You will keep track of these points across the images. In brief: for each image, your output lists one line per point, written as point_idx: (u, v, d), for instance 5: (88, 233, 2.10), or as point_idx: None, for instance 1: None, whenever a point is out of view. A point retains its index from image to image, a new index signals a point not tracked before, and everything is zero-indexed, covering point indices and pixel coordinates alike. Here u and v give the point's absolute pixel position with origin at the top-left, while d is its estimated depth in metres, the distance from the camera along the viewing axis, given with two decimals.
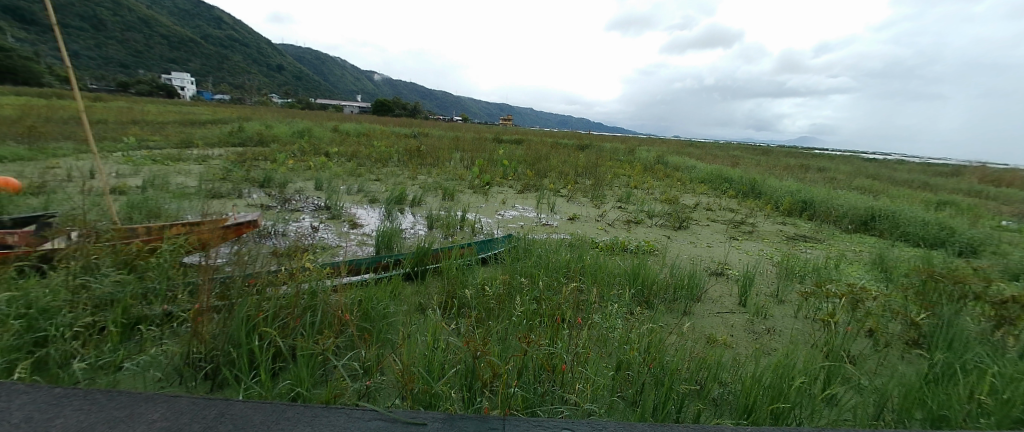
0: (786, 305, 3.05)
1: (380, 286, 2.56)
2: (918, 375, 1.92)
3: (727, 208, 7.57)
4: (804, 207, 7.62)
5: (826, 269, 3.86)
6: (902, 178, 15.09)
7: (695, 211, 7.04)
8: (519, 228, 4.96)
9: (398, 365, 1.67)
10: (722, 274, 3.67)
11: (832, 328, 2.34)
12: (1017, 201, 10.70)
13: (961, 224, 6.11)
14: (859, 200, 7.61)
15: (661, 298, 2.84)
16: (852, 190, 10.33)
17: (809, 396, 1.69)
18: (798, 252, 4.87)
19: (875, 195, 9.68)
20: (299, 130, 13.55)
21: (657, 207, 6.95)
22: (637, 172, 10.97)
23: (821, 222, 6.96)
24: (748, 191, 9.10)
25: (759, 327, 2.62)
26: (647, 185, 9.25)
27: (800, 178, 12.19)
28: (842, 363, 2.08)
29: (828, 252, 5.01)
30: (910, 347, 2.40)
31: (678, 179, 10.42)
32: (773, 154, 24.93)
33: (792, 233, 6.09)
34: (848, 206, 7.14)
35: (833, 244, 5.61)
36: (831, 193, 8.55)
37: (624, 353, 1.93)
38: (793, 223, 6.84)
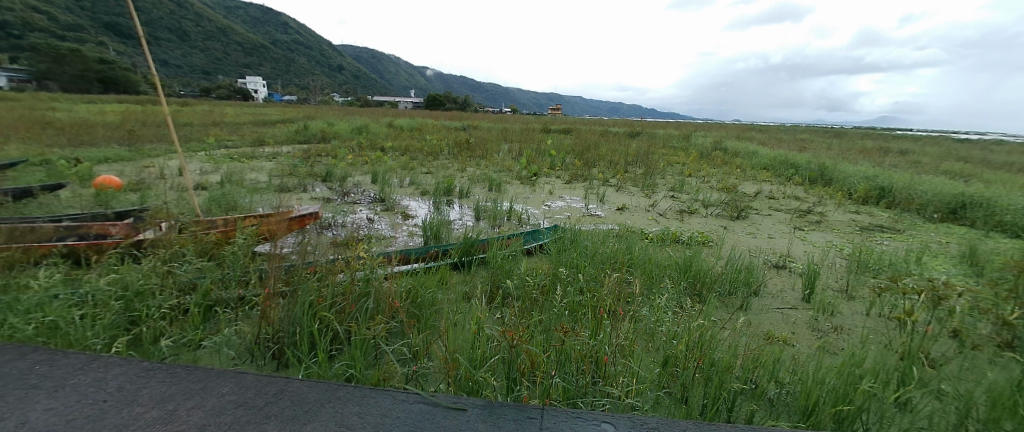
0: (858, 302, 2.77)
1: (428, 275, 2.65)
2: (1013, 381, 1.67)
3: (792, 196, 6.99)
4: (883, 194, 6.84)
5: (908, 263, 3.44)
6: (1005, 159, 13.10)
7: (754, 199, 6.57)
8: (563, 219, 4.91)
9: (443, 351, 1.75)
10: (784, 267, 3.40)
11: (911, 327, 2.11)
12: None
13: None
14: (953, 186, 6.67)
15: (714, 290, 2.70)
16: (942, 174, 9.12)
17: (879, 401, 1.55)
18: (874, 244, 4.39)
19: (970, 180, 8.48)
20: (354, 126, 14.33)
21: (712, 195, 6.57)
22: (689, 160, 10.39)
23: (902, 211, 6.23)
24: (815, 178, 8.31)
25: (824, 324, 2.40)
26: (702, 172, 8.77)
27: (878, 162, 10.95)
28: (924, 367, 1.87)
29: (910, 244, 4.48)
30: (1002, 351, 2.08)
31: (736, 166, 9.77)
32: (847, 137, 22.53)
33: (868, 223, 5.50)
34: (936, 193, 6.31)
35: (917, 235, 4.99)
36: (917, 178, 7.58)
37: (672, 348, 1.86)
38: (868, 212, 6.17)
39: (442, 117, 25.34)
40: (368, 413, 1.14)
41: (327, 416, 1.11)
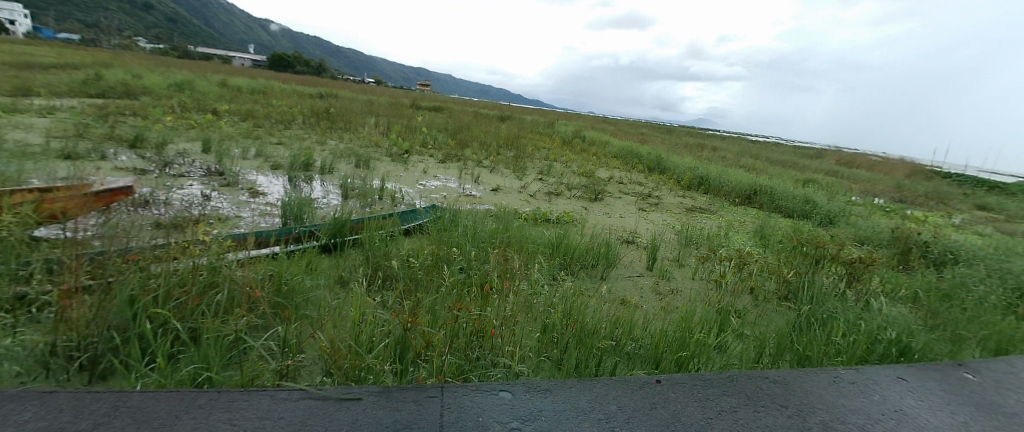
0: (686, 269, 3.41)
1: (294, 260, 2.37)
2: (789, 324, 2.27)
3: (637, 182, 8.21)
4: (701, 182, 8.51)
5: (719, 237, 4.37)
6: (779, 158, 17.56)
7: (609, 184, 7.51)
8: (441, 200, 4.88)
9: (324, 341, 1.65)
10: (632, 242, 4.00)
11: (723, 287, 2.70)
12: (858, 179, 12.97)
13: (814, 197, 7.34)
14: (745, 177, 8.68)
15: (580, 263, 3.03)
16: (738, 167, 11.79)
17: (705, 346, 1.93)
18: (693, 222, 5.47)
19: (756, 172, 11.15)
20: (191, 83, 11.69)
21: (575, 179, 7.30)
22: (560, 148, 11.31)
23: (713, 195, 7.86)
24: (654, 167, 9.91)
25: (664, 288, 2.92)
26: (565, 158, 9.68)
27: (699, 156, 13.61)
28: (732, 316, 2.42)
29: (718, 222, 5.70)
30: (782, 302, 2.78)
31: (592, 153, 11.09)
32: (683, 134, 27.31)
33: (691, 205, 6.81)
34: (735, 182, 8.11)
35: (722, 215, 6.37)
36: (723, 170, 9.65)
37: (550, 318, 2.07)
38: (691, 196, 7.65)
39: (311, 84, 22.40)
40: (243, 418, 1.10)
41: (188, 427, 1.03)
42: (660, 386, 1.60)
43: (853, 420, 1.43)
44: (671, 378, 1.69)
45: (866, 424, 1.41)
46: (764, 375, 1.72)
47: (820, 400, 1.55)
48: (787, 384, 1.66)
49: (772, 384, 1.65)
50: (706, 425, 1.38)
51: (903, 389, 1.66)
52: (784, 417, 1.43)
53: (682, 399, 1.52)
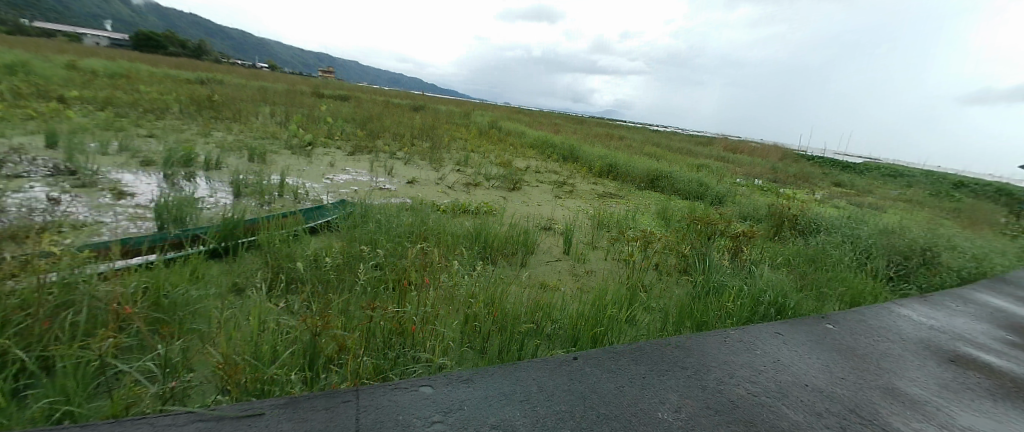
0: (599, 251, 3.64)
1: (175, 269, 2.09)
2: (691, 295, 2.42)
3: (552, 171, 8.60)
4: (611, 169, 9.17)
5: (627, 220, 4.74)
6: (677, 145, 19.60)
7: (526, 173, 7.75)
8: (351, 194, 4.62)
9: (217, 356, 1.48)
10: (550, 229, 4.17)
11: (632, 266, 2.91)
12: (740, 162, 14.98)
13: (705, 179, 8.29)
14: (646, 163, 9.56)
15: (499, 252, 3.08)
16: (642, 154, 12.94)
17: (616, 321, 2.02)
18: (605, 207, 5.86)
19: (658, 159, 12.33)
20: (30, 63, 9.54)
21: (493, 169, 7.41)
22: (481, 139, 11.39)
23: (621, 181, 8.52)
24: (566, 155, 10.47)
25: (580, 269, 3.11)
26: (482, 148, 9.80)
27: (608, 144, 14.68)
28: (639, 291, 2.64)
29: (626, 205, 6.19)
30: (682, 276, 3.11)
31: (508, 143, 11.41)
32: (599, 125, 29.11)
33: (602, 191, 7.31)
34: (640, 169, 8.87)
35: (629, 199, 6.94)
36: (629, 157, 10.52)
37: (471, 308, 2.05)
38: (602, 183, 8.21)
39: (199, 69, 19.62)
40: None
41: None
42: (577, 362, 1.68)
43: (739, 372, 1.62)
44: (586, 354, 1.75)
45: (749, 374, 1.61)
46: (669, 342, 1.85)
47: (714, 358, 1.72)
48: (686, 346, 1.80)
49: (675, 349, 1.78)
50: (617, 393, 1.50)
51: (780, 339, 1.88)
52: (685, 378, 1.59)
53: (596, 372, 1.61)
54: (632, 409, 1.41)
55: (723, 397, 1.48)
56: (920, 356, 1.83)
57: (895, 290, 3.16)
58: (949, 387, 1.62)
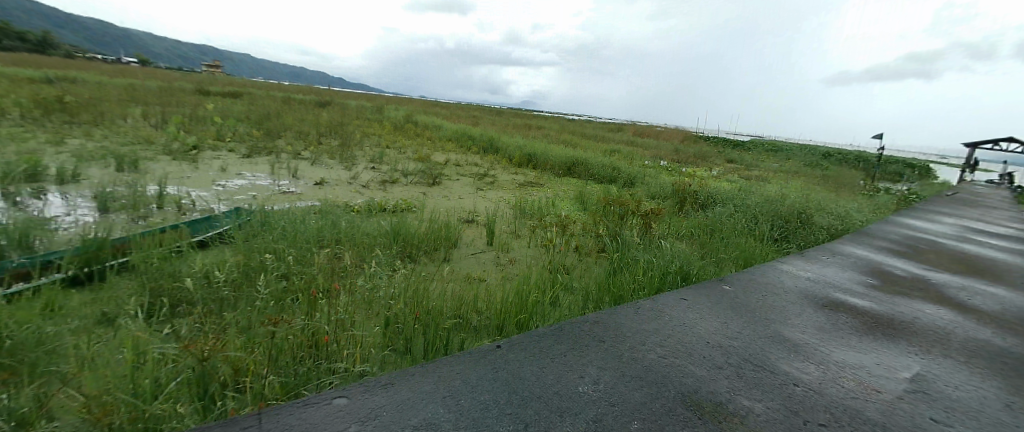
0: (521, 239, 3.68)
1: (16, 305, 1.73)
2: (607, 272, 2.49)
3: (472, 163, 8.64)
4: (529, 159, 9.44)
5: (546, 206, 4.87)
6: (593, 132, 20.74)
7: (445, 167, 7.66)
8: (247, 201, 4.21)
9: (77, 400, 1.25)
10: (472, 221, 4.15)
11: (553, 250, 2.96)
12: (649, 146, 16.27)
13: (617, 163, 8.84)
14: (561, 151, 9.99)
15: (419, 249, 2.99)
16: (558, 143, 13.53)
17: (540, 305, 2.03)
18: (525, 196, 5.98)
19: (573, 146, 12.98)
20: None
21: (410, 165, 7.24)
22: (401, 136, 11.04)
23: (540, 170, 8.80)
24: (484, 147, 10.58)
25: (503, 259, 3.12)
26: (398, 144, 9.58)
27: (527, 135, 15.10)
28: (561, 273, 2.69)
29: (546, 193, 6.38)
30: (599, 253, 3.22)
31: (426, 138, 11.28)
32: (523, 117, 29.80)
33: (522, 180, 7.48)
34: (556, 156, 9.23)
35: (549, 186, 7.17)
36: (545, 146, 10.91)
37: (391, 310, 1.95)
38: (522, 172, 8.41)
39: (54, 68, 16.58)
40: None
41: None
42: (499, 350, 1.65)
43: (652, 338, 1.71)
44: (509, 340, 1.75)
45: (661, 339, 1.70)
46: (589, 319, 1.87)
47: (629, 328, 1.78)
48: (603, 320, 1.84)
49: (593, 325, 1.81)
50: (540, 374, 1.51)
51: (687, 304, 2.01)
52: (603, 350, 1.64)
53: (519, 357, 1.61)
54: (554, 389, 1.42)
55: (638, 364, 1.56)
56: (801, 304, 2.08)
57: (780, 250, 3.61)
58: (824, 328, 1.86)
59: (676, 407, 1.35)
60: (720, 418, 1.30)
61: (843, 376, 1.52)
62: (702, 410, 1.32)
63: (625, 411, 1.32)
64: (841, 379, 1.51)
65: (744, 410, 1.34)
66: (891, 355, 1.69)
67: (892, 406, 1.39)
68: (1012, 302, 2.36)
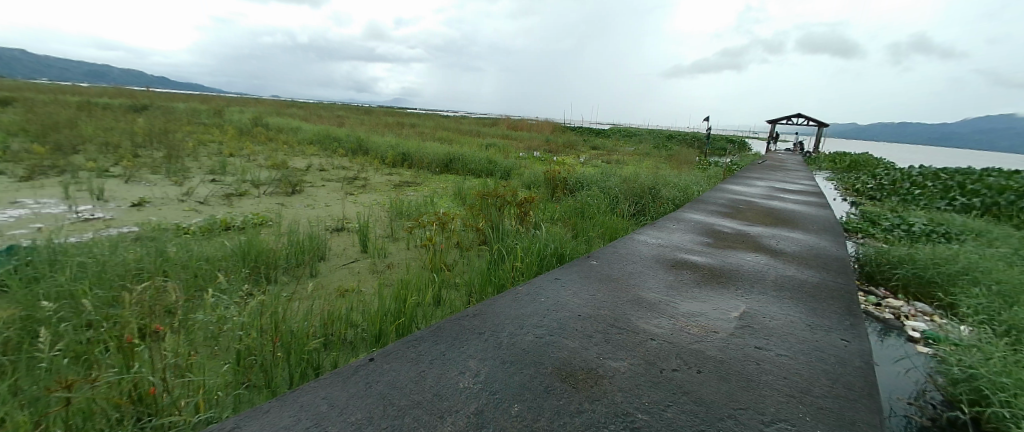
0: (399, 241, 3.54)
1: None
2: (488, 264, 2.52)
3: (340, 167, 8.10)
4: (404, 158, 9.23)
5: (423, 205, 4.77)
6: (474, 127, 21.14)
7: (308, 174, 7.03)
8: (28, 236, 3.27)
9: None
10: (342, 229, 3.86)
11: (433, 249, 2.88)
12: (523, 138, 17.21)
13: (493, 157, 9.17)
14: (437, 148, 9.96)
15: (280, 268, 2.66)
16: (436, 140, 13.53)
17: (420, 307, 1.96)
18: (401, 196, 5.79)
19: (448, 142, 13.09)
20: None
21: (263, 174, 6.47)
22: (257, 144, 9.77)
23: (416, 168, 8.65)
24: (354, 149, 9.99)
25: (380, 265, 2.96)
26: (246, 151, 8.51)
27: (399, 133, 14.65)
28: (444, 271, 2.64)
29: (423, 192, 6.27)
30: (480, 246, 3.26)
31: (283, 142, 10.23)
32: (406, 116, 28.97)
33: (398, 181, 7.24)
34: (431, 153, 9.16)
35: (427, 184, 7.07)
36: (419, 143, 10.78)
37: (243, 342, 1.70)
38: (397, 172, 8.16)
39: None
40: None
41: None
42: (372, 362, 1.48)
43: (528, 321, 1.74)
44: (383, 351, 1.57)
45: (537, 320, 1.75)
46: (468, 313, 1.81)
47: (507, 314, 1.79)
48: (482, 310, 1.82)
49: (472, 318, 1.76)
50: (418, 380, 1.40)
51: (561, 283, 2.11)
52: (484, 341, 1.61)
53: (396, 365, 1.46)
54: (433, 392, 1.33)
55: (517, 347, 1.56)
56: (656, 268, 2.35)
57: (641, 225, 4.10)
58: (673, 285, 2.13)
59: (552, 383, 1.39)
60: (591, 385, 1.38)
61: (689, 324, 1.75)
62: (575, 381, 1.39)
63: (506, 397, 1.31)
64: (688, 328, 1.73)
65: (612, 373, 1.45)
66: (723, 299, 2.00)
67: (726, 342, 1.64)
68: (804, 243, 2.99)
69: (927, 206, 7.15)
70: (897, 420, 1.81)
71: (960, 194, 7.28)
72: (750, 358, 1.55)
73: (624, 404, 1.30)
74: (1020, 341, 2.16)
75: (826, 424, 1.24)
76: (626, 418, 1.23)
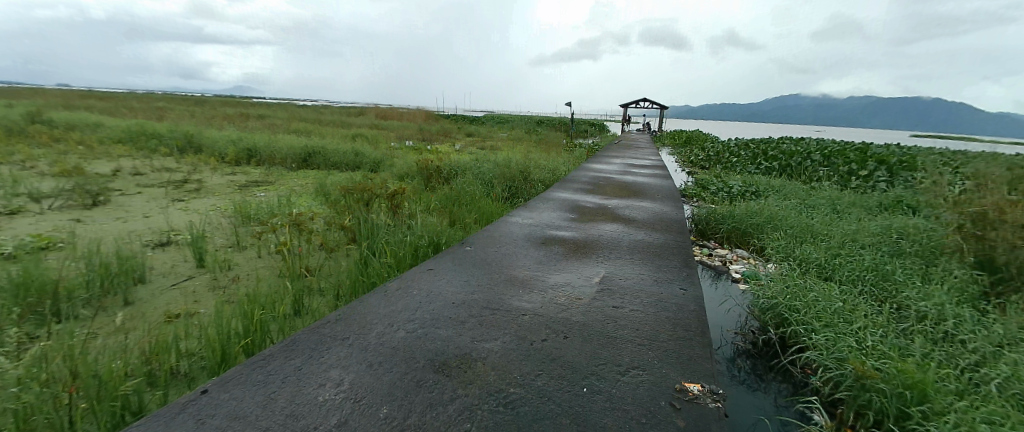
0: (248, 250, 3.11)
1: None
2: (356, 263, 2.37)
3: (163, 169, 6.68)
4: (251, 154, 8.05)
5: (276, 206, 4.24)
6: (347, 118, 19.54)
7: (114, 180, 5.64)
8: None
9: None
10: (168, 243, 3.22)
11: (288, 254, 2.58)
12: (401, 128, 16.51)
13: (360, 149, 8.59)
14: (295, 141, 8.93)
15: (77, 300, 2.08)
16: (296, 133, 12.17)
17: (274, 321, 1.76)
18: (248, 198, 5.04)
19: (310, 135, 11.84)
20: None
21: (43, 184, 4.99)
22: (32, 145, 7.43)
23: (268, 166, 7.63)
24: (185, 147, 8.34)
25: (224, 280, 2.57)
26: (11, 156, 6.42)
27: (244, 126, 12.61)
28: (303, 278, 2.40)
29: (277, 191, 5.56)
30: (348, 245, 3.04)
31: (74, 142, 7.97)
32: (263, 107, 25.23)
33: (244, 180, 6.28)
34: (288, 147, 8.17)
35: (282, 182, 6.30)
36: (272, 137, 9.49)
37: (19, 398, 1.30)
38: (243, 171, 7.07)
39: None
40: None
41: None
42: (205, 393, 1.18)
43: (399, 317, 1.66)
44: (220, 378, 1.28)
45: (409, 314, 1.68)
46: (332, 318, 1.64)
47: (375, 314, 1.67)
48: (347, 314, 1.66)
49: (336, 323, 1.60)
50: (266, 403, 1.17)
51: (434, 274, 2.07)
52: (348, 346, 1.46)
53: (240, 391, 1.21)
54: (286, 413, 1.13)
55: (385, 347, 1.46)
56: (528, 247, 2.47)
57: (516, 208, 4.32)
58: (543, 260, 2.27)
59: (424, 376, 1.33)
60: (464, 370, 1.36)
61: (556, 296, 1.87)
62: (448, 369, 1.35)
63: (373, 400, 1.19)
64: (556, 299, 1.84)
65: (484, 354, 1.46)
66: (586, 266, 2.20)
67: (588, 306, 1.79)
68: (650, 210, 3.46)
69: (742, 170, 8.88)
70: (726, 347, 2.23)
71: (758, 160, 9.26)
72: (609, 317, 1.72)
73: (497, 381, 1.31)
74: (803, 271, 2.85)
75: (669, 363, 1.44)
76: (499, 395, 1.24)
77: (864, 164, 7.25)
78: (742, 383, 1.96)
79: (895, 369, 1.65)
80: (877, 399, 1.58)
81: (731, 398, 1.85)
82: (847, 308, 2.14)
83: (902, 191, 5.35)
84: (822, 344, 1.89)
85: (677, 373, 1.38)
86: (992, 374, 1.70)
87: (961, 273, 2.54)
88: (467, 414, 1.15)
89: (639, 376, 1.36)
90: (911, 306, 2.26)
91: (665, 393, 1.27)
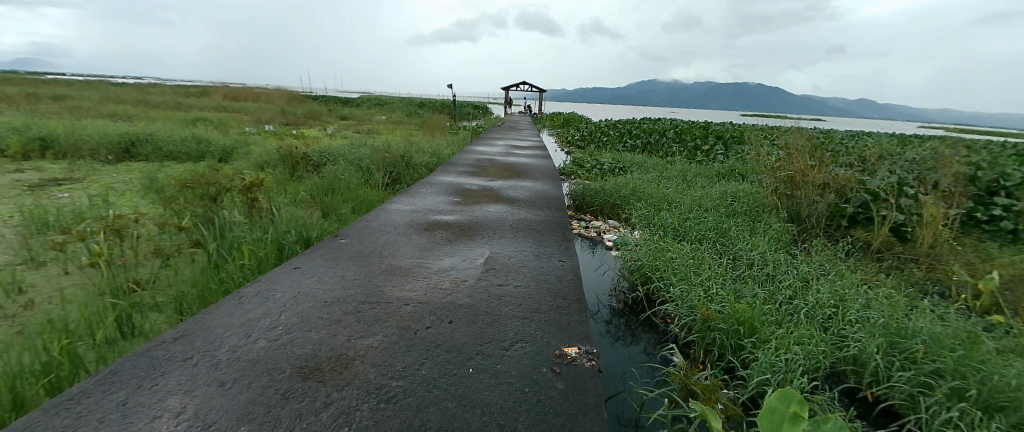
0: (46, 266, 2.53)
1: None
2: (201, 269, 2.10)
3: None
4: (44, 145, 6.37)
5: (85, 208, 3.46)
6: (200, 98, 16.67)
7: None
8: None
9: None
10: None
11: (108, 267, 2.14)
12: (269, 111, 14.67)
13: (205, 136, 7.39)
14: (112, 129, 7.31)
15: None
16: (119, 120, 10.07)
17: (89, 352, 1.50)
18: (41, 201, 4.03)
19: (142, 120, 9.85)
20: None
21: None
22: None
23: (72, 159, 6.13)
24: None
25: (12, 306, 2.05)
26: None
27: (35, 111, 9.88)
28: (131, 295, 2.01)
29: (88, 191, 4.54)
30: (192, 248, 2.66)
31: None
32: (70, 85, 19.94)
33: (36, 180, 4.98)
34: (100, 136, 6.67)
35: (94, 180, 5.17)
36: (76, 125, 7.60)
37: None
38: (31, 168, 5.58)
39: None
40: None
41: None
42: None
43: (259, 326, 1.49)
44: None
45: (272, 321, 1.52)
46: (172, 337, 1.41)
47: (230, 327, 1.47)
48: (190, 331, 1.44)
49: (179, 343, 1.37)
50: None
51: (303, 273, 1.90)
52: (192, 367, 1.25)
53: None
54: None
55: (241, 361, 1.28)
56: (409, 234, 2.41)
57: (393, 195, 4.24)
58: (426, 247, 2.24)
59: (292, 385, 1.18)
60: (339, 372, 1.24)
61: (438, 281, 1.86)
62: (320, 374, 1.23)
63: (225, 424, 1.02)
64: (439, 284, 1.83)
65: (364, 351, 1.37)
66: (468, 248, 2.23)
67: (472, 288, 1.82)
68: (531, 189, 3.63)
69: (613, 148, 9.81)
70: (603, 310, 2.45)
71: (624, 138, 10.31)
72: (493, 296, 1.75)
73: (380, 377, 1.24)
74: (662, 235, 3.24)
75: (550, 332, 1.52)
76: (380, 391, 1.17)
77: (706, 139, 8.59)
78: (618, 341, 2.17)
79: (733, 309, 1.96)
80: (719, 337, 1.88)
81: (606, 356, 2.04)
82: (696, 265, 2.50)
83: (733, 161, 6.41)
84: (681, 296, 2.17)
85: (557, 340, 1.47)
86: (801, 305, 2.13)
87: (778, 226, 3.15)
88: (343, 418, 1.05)
89: (523, 348, 1.42)
90: (744, 255, 2.74)
91: (547, 361, 1.35)
